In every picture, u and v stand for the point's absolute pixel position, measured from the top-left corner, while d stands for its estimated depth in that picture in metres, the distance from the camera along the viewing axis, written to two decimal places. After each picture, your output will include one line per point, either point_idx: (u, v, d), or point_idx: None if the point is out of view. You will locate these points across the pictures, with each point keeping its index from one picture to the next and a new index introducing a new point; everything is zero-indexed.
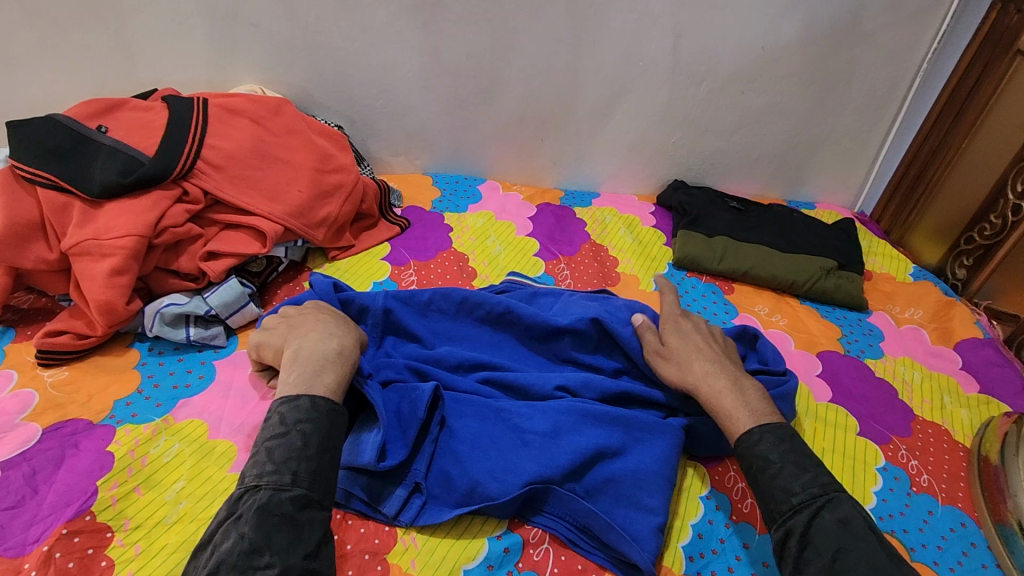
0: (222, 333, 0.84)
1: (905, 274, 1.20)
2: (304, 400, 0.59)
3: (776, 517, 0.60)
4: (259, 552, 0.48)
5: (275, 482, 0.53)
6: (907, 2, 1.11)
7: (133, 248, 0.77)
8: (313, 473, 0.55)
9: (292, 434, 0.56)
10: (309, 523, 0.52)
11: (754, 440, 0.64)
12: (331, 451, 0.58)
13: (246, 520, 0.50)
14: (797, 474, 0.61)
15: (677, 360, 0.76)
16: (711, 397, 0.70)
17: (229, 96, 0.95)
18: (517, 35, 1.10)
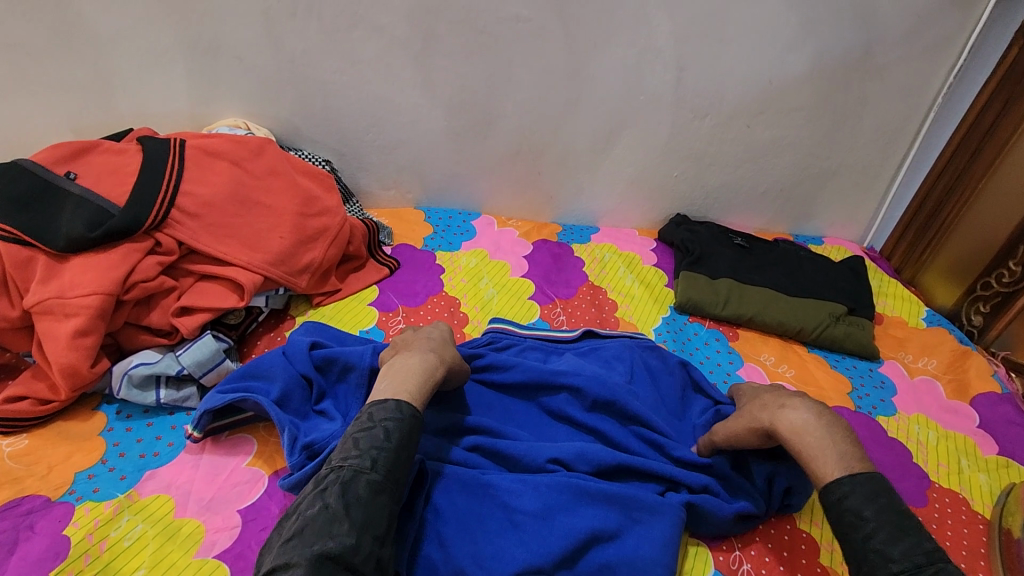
0: (195, 394, 0.79)
1: (918, 318, 1.15)
2: (391, 402, 0.66)
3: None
4: (340, 522, 0.55)
5: (358, 464, 0.59)
6: (921, 37, 1.06)
7: (99, 307, 0.72)
8: (391, 462, 0.61)
9: (376, 428, 0.63)
10: (379, 507, 0.58)
11: (844, 492, 0.60)
12: (406, 450, 0.64)
13: (331, 493, 0.57)
14: (897, 536, 0.57)
15: (755, 403, 0.74)
16: (792, 435, 0.67)
17: (208, 136, 0.90)
18: (513, 68, 1.05)
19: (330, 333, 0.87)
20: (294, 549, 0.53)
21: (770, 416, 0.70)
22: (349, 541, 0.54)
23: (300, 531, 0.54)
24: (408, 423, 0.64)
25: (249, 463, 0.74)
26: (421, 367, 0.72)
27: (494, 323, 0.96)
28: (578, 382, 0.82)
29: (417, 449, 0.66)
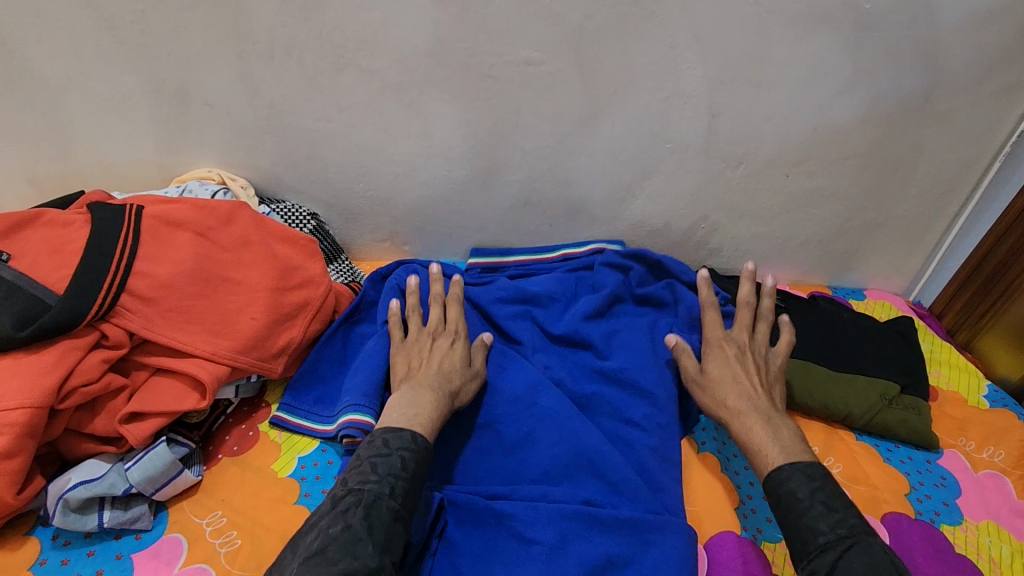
0: (147, 513, 0.68)
1: (978, 396, 1.02)
2: (408, 432, 0.69)
3: (804, 556, 0.64)
4: (364, 544, 0.58)
5: (376, 490, 0.62)
6: (992, 79, 0.93)
7: (26, 424, 0.61)
8: (407, 491, 0.64)
9: (393, 455, 0.66)
10: (397, 534, 0.61)
11: (783, 476, 0.70)
12: (419, 478, 0.67)
13: (352, 516, 0.60)
14: (825, 513, 0.66)
15: (717, 394, 0.83)
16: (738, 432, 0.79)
17: (172, 202, 0.79)
18: (522, 114, 0.92)
19: (319, 386, 0.84)
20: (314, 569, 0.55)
21: (727, 417, 0.81)
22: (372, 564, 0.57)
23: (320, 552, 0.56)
24: (423, 454, 0.68)
25: None
26: (435, 400, 0.75)
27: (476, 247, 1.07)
28: (549, 295, 1.00)
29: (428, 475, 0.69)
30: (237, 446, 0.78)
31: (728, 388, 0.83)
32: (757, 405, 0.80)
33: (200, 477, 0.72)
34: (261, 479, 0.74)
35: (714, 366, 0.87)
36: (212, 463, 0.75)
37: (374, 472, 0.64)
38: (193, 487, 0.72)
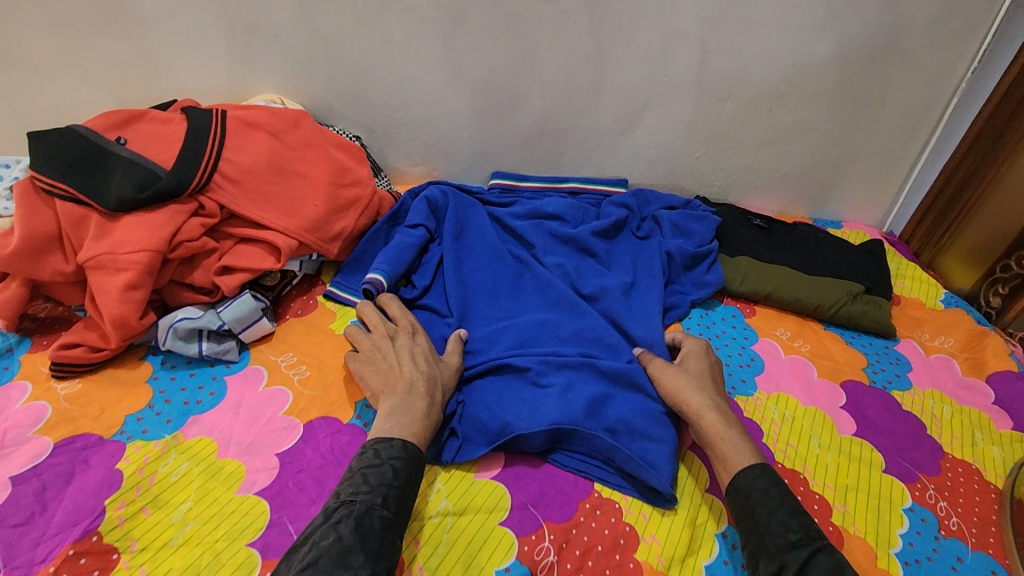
0: (234, 348, 0.84)
1: (936, 299, 1.16)
2: (399, 441, 0.66)
3: (771, 550, 0.62)
4: (357, 554, 0.55)
5: (369, 500, 0.60)
6: (950, 19, 1.06)
7: (147, 263, 0.77)
8: (400, 501, 0.62)
9: (386, 464, 0.64)
10: (391, 546, 0.58)
11: (755, 474, 0.69)
12: (413, 489, 0.64)
13: (345, 527, 0.57)
14: (792, 515, 0.65)
15: (692, 397, 0.79)
16: (712, 426, 0.75)
17: (249, 109, 0.95)
18: (539, 49, 1.08)
19: (363, 271, 0.99)
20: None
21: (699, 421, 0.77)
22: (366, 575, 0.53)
23: (310, 564, 0.53)
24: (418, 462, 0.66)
25: (285, 412, 0.78)
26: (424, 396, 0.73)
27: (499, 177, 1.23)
28: (558, 213, 1.16)
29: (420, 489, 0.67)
30: (301, 311, 0.94)
31: (706, 385, 0.81)
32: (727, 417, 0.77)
33: (274, 328, 0.88)
34: (322, 333, 0.90)
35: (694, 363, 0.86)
36: (282, 321, 0.91)
37: (366, 481, 0.61)
38: (269, 335, 0.88)
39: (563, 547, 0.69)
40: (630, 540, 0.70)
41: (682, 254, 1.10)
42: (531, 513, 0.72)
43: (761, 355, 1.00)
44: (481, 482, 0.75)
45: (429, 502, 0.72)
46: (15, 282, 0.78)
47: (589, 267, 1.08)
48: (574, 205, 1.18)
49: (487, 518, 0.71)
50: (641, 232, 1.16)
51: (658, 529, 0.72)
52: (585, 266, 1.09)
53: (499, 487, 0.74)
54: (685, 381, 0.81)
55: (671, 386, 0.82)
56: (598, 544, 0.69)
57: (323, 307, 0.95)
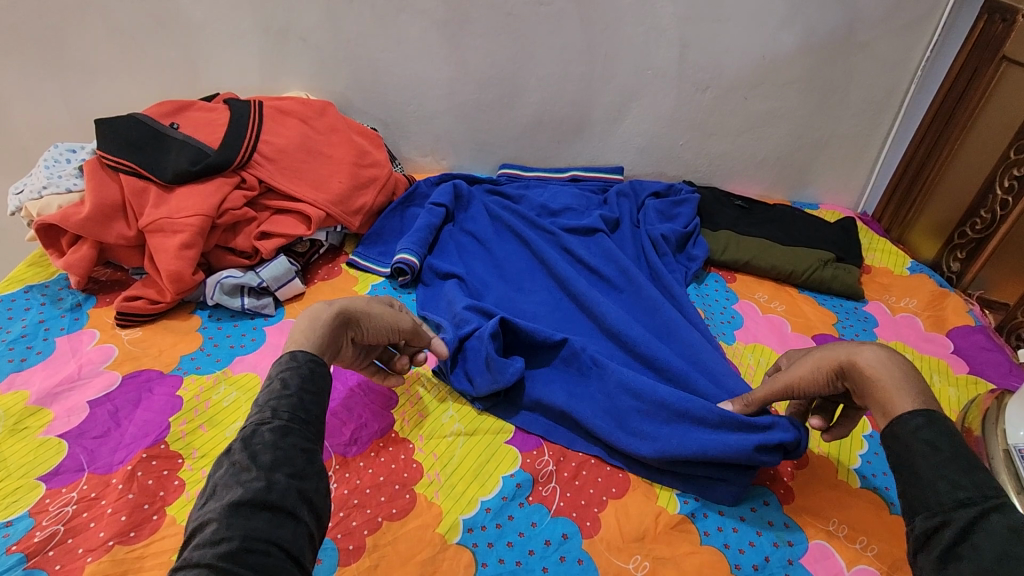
0: (271, 304, 0.95)
1: (903, 267, 1.27)
2: (288, 355, 0.63)
3: (931, 506, 0.53)
4: (247, 469, 0.52)
5: (257, 418, 0.56)
6: (900, 14, 1.19)
7: (200, 226, 0.90)
8: (293, 407, 0.58)
9: (273, 382, 0.60)
10: (290, 447, 0.55)
11: (914, 422, 0.57)
12: (309, 393, 0.60)
13: (233, 451, 0.54)
14: (967, 470, 0.53)
15: (815, 354, 0.70)
16: (869, 365, 0.64)
17: (282, 99, 1.08)
18: (536, 47, 1.21)
19: (382, 244, 1.10)
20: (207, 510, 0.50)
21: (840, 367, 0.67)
22: (259, 484, 0.51)
23: (208, 495, 0.52)
24: (306, 366, 0.62)
25: None
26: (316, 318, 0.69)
27: (505, 168, 1.37)
28: (566, 205, 1.26)
29: (328, 391, 0.64)
30: (327, 277, 1.06)
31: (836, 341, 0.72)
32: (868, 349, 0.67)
33: (305, 288, 1.00)
34: (347, 294, 1.02)
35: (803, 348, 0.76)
36: (311, 284, 1.03)
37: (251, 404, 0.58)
38: (301, 295, 1.00)
39: (561, 459, 0.80)
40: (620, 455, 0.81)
41: (673, 235, 1.19)
42: (533, 434, 0.83)
43: (740, 313, 1.11)
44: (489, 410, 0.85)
45: (444, 425, 0.82)
46: (86, 244, 0.91)
47: (598, 245, 1.17)
48: (579, 197, 1.29)
49: (494, 438, 0.82)
50: (637, 220, 1.24)
51: None
52: (593, 246, 1.18)
53: (503, 416, 0.84)
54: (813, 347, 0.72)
55: (804, 360, 0.71)
56: (591, 458, 0.80)
57: (347, 272, 1.07)
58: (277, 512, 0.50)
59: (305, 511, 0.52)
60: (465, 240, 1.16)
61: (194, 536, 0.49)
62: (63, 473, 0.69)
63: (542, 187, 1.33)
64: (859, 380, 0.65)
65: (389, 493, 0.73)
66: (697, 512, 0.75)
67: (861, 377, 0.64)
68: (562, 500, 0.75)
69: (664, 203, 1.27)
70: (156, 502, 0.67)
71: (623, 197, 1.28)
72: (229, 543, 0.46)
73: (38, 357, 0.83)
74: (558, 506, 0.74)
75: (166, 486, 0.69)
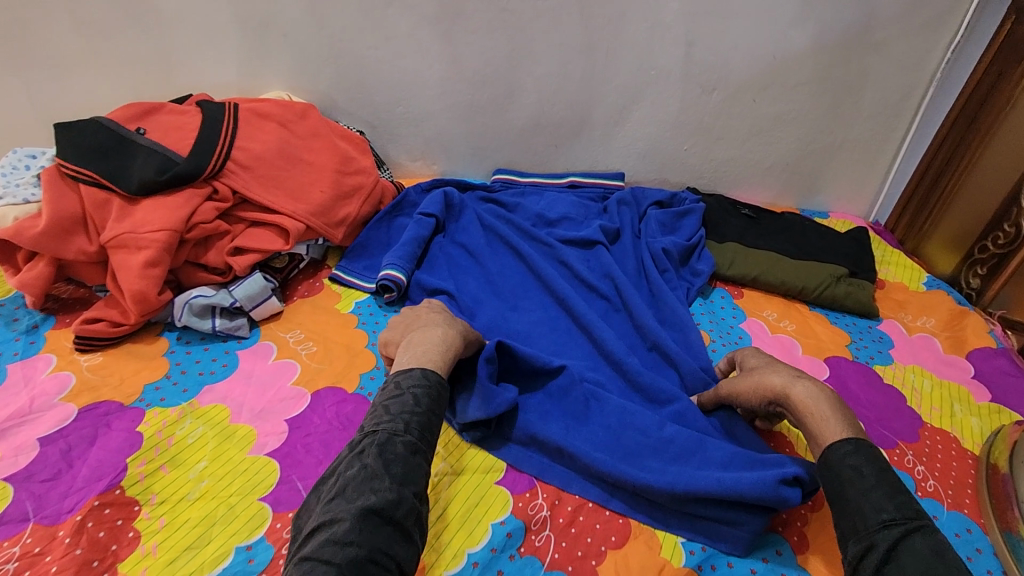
0: (245, 325, 0.88)
1: (919, 282, 1.20)
2: (418, 371, 0.70)
3: (860, 531, 0.59)
4: (381, 479, 0.58)
5: (391, 427, 0.62)
6: (921, 12, 1.12)
7: (166, 242, 0.82)
8: (421, 426, 0.64)
9: (407, 394, 0.67)
10: (416, 466, 0.61)
11: (847, 453, 0.65)
12: (434, 415, 0.67)
13: (368, 455, 0.60)
14: (890, 495, 0.60)
15: (761, 379, 0.76)
16: (804, 398, 0.71)
17: (259, 101, 1.00)
18: (532, 44, 1.13)
19: (367, 257, 1.03)
20: (336, 507, 0.56)
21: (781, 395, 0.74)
22: (391, 497, 0.57)
23: (338, 491, 0.57)
24: (436, 388, 0.69)
25: (293, 382, 0.83)
26: (442, 339, 0.76)
27: (500, 173, 1.29)
28: (563, 215, 1.19)
29: (443, 415, 0.70)
30: (308, 293, 0.99)
31: (778, 366, 0.78)
32: (805, 380, 0.73)
33: (283, 307, 0.93)
34: (328, 312, 0.95)
35: (753, 364, 0.81)
36: (290, 302, 0.96)
37: (387, 411, 0.64)
38: (278, 314, 0.93)
39: (556, 503, 0.73)
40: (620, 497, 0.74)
41: (677, 249, 1.12)
42: (526, 473, 0.76)
43: (748, 333, 1.05)
44: (477, 447, 0.79)
45: (429, 463, 0.76)
46: (43, 261, 0.84)
47: (597, 259, 1.10)
48: (577, 205, 1.22)
49: (483, 477, 0.75)
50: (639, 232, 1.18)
51: None
52: (592, 260, 1.11)
53: (493, 451, 0.78)
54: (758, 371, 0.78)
55: (750, 383, 0.77)
56: (589, 501, 0.74)
57: (329, 289, 1.00)
58: (398, 530, 0.56)
59: (416, 533, 0.58)
60: (457, 253, 1.09)
61: (325, 529, 0.54)
62: (5, 524, 0.63)
63: (538, 195, 1.26)
64: (794, 411, 0.72)
65: None
66: (703, 564, 0.69)
67: (797, 409, 0.72)
68: (557, 551, 0.68)
69: (666, 214, 1.19)
70: (107, 558, 0.61)
71: (624, 206, 1.21)
72: (361, 550, 0.52)
73: None
74: (552, 558, 0.67)
75: (119, 538, 0.63)
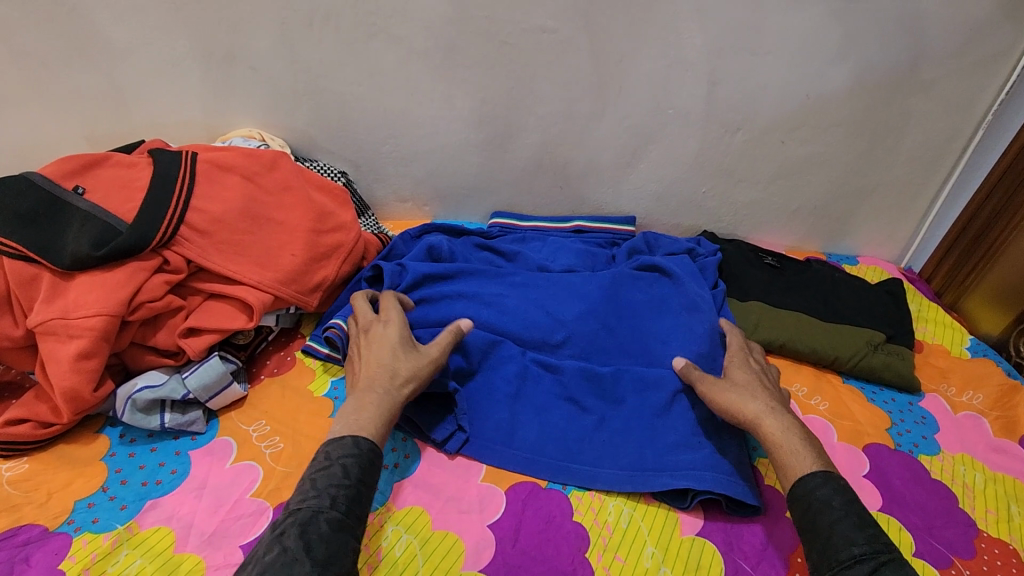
0: (201, 418, 0.76)
1: (960, 347, 1.09)
2: (351, 438, 0.64)
3: (833, 564, 0.58)
4: (303, 566, 0.51)
5: (316, 504, 0.56)
6: (976, 50, 0.99)
7: (103, 329, 0.70)
8: (351, 499, 0.59)
9: (335, 465, 0.61)
10: (342, 546, 0.55)
11: (816, 484, 0.65)
12: (366, 486, 0.61)
13: (288, 538, 0.53)
14: (858, 528, 0.60)
15: (727, 401, 0.77)
16: (772, 431, 0.72)
17: (222, 150, 0.88)
18: (535, 81, 1.01)
19: None
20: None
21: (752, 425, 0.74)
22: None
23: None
24: (369, 455, 0.63)
25: (253, 493, 0.71)
26: (384, 400, 0.69)
27: (497, 217, 1.17)
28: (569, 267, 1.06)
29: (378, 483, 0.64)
30: (277, 369, 0.87)
31: (757, 393, 0.78)
32: (778, 411, 0.74)
33: (247, 392, 0.81)
34: (299, 396, 0.83)
35: (736, 377, 0.81)
36: (256, 382, 0.84)
37: (312, 485, 0.58)
38: (241, 400, 0.81)
39: None
40: None
41: (701, 311, 0.98)
42: None
43: None
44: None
45: None
46: None
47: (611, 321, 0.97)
48: (584, 255, 1.10)
49: None
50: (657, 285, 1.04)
51: None
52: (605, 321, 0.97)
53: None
54: (735, 392, 0.78)
55: (721, 398, 0.78)
56: None
57: (301, 364, 0.88)
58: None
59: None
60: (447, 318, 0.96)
61: None
62: None
63: (541, 240, 1.13)
64: (761, 441, 0.73)
65: None
66: None
67: (763, 440, 0.72)
68: None
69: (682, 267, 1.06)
70: None
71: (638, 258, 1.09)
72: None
73: None
74: None
75: None
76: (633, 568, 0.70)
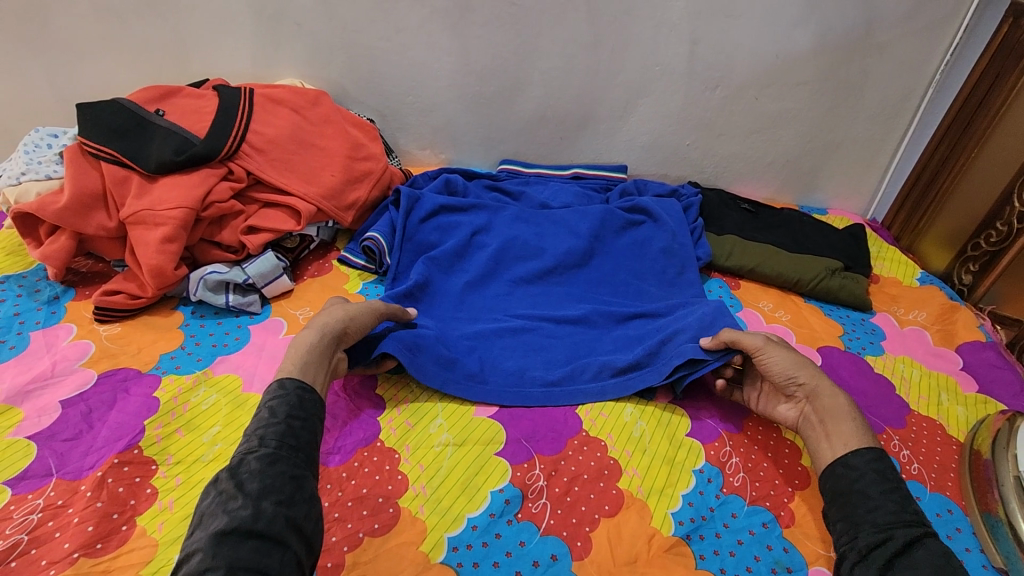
0: (257, 301, 0.92)
1: (912, 278, 1.24)
2: (274, 383, 0.66)
3: (876, 522, 0.63)
4: (235, 497, 0.54)
5: (245, 448, 0.59)
6: (921, 14, 1.14)
7: (183, 219, 0.86)
8: (280, 434, 0.60)
9: (262, 410, 0.64)
10: (278, 473, 0.57)
11: (867, 457, 0.69)
12: (299, 419, 0.63)
13: (222, 480, 0.56)
14: (903, 499, 0.65)
15: (796, 368, 0.79)
16: (840, 403, 0.75)
17: (274, 88, 1.04)
18: (539, 40, 1.17)
19: None
20: (194, 541, 0.52)
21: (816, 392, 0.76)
22: (246, 513, 0.53)
23: (196, 524, 0.54)
24: (293, 393, 0.65)
25: None
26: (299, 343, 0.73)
27: (505, 163, 1.33)
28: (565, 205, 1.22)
29: (319, 414, 0.66)
30: (317, 274, 1.03)
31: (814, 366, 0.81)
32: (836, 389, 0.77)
33: (293, 286, 0.97)
34: (336, 291, 0.99)
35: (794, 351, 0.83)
36: (300, 281, 1.00)
37: (243, 433, 0.61)
38: (289, 292, 0.96)
39: (552, 474, 0.76)
40: (613, 471, 0.77)
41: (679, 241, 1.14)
42: (524, 446, 0.79)
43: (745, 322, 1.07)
44: (478, 418, 0.82)
45: (432, 435, 0.79)
46: (64, 234, 0.87)
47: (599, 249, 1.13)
48: (578, 197, 1.25)
49: (484, 449, 0.78)
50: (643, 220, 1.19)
51: (639, 464, 0.79)
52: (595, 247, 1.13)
53: (493, 423, 0.81)
54: (799, 358, 0.80)
55: (784, 360, 0.80)
56: (584, 473, 0.77)
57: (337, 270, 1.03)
58: (266, 540, 0.52)
59: (294, 538, 0.53)
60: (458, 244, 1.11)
61: (183, 567, 0.50)
62: (30, 478, 0.66)
63: (542, 184, 1.29)
64: (820, 410, 0.75)
65: (372, 506, 0.70)
66: (692, 533, 0.72)
67: (825, 409, 0.75)
68: (552, 517, 0.71)
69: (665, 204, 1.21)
70: (126, 512, 0.64)
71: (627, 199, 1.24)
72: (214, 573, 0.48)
73: (11, 352, 0.80)
74: (547, 524, 0.71)
75: (137, 494, 0.66)
76: (614, 420, 0.84)
